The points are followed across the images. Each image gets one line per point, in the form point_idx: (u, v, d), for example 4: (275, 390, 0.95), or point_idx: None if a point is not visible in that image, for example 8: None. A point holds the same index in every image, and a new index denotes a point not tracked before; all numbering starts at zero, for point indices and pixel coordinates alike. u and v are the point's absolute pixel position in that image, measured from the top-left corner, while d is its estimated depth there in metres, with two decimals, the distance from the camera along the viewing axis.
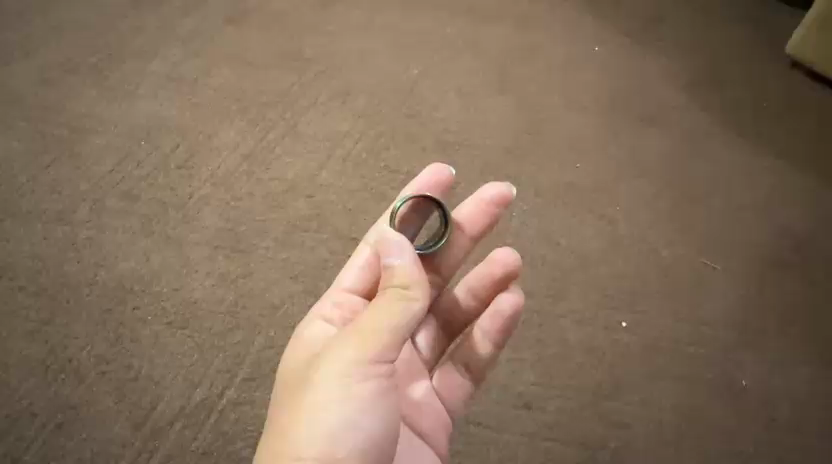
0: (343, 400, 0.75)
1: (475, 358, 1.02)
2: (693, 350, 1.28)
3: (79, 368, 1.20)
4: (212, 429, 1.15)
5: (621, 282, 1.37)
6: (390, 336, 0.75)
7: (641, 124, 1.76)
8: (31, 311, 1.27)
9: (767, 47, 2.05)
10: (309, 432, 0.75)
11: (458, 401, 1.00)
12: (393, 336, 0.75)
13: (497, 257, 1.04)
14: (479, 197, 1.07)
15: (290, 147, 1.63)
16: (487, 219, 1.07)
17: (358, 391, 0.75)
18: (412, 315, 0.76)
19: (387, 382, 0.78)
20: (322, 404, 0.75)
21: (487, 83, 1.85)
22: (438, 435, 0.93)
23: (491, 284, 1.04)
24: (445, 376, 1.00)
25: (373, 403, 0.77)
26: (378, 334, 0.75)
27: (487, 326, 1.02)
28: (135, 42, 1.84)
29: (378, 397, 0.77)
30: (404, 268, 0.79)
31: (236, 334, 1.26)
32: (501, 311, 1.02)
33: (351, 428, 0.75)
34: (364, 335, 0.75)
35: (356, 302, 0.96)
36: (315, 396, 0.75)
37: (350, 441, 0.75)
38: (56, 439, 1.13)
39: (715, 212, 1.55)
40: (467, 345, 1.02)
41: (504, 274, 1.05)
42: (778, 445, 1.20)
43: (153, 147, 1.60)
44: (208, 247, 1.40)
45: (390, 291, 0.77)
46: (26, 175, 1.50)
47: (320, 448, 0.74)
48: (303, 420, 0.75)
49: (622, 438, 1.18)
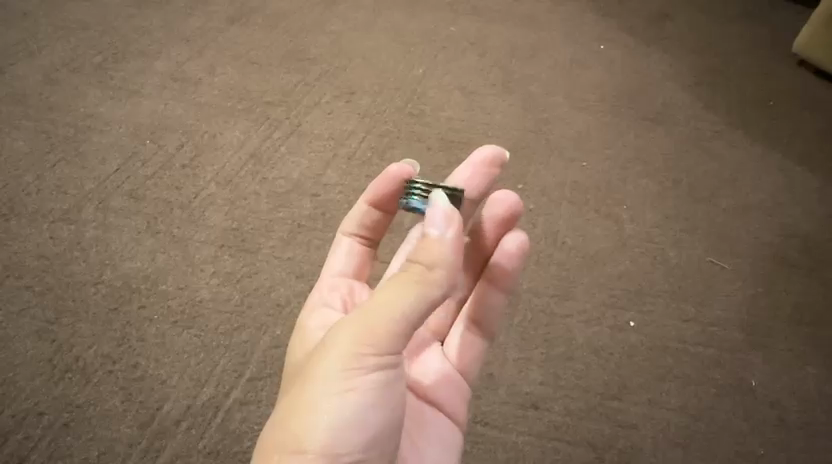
0: (347, 396, 0.71)
1: (485, 314, 0.99)
2: (701, 350, 1.27)
3: (86, 367, 1.19)
4: (218, 428, 1.14)
5: (627, 281, 1.36)
6: (402, 316, 0.71)
7: (647, 123, 1.75)
8: (37, 310, 1.26)
9: (773, 46, 2.05)
10: (310, 430, 0.70)
11: (471, 362, 0.98)
12: (408, 315, 0.71)
13: (496, 200, 1.00)
14: (470, 160, 1.03)
15: (295, 146, 1.63)
16: (485, 181, 1.04)
17: (362, 385, 0.72)
18: (432, 293, 0.72)
19: (395, 364, 0.74)
20: (329, 387, 0.71)
21: (492, 82, 1.84)
22: (453, 403, 0.93)
23: (495, 229, 1.01)
24: (456, 338, 0.99)
25: (375, 397, 0.73)
26: (392, 312, 0.71)
27: (491, 276, 0.99)
28: (140, 42, 1.85)
29: (386, 380, 0.74)
30: (429, 243, 0.73)
31: (242, 334, 1.26)
32: (504, 255, 0.98)
33: (358, 412, 0.72)
34: (375, 316, 0.71)
35: (347, 287, 0.99)
36: (321, 380, 0.71)
37: (357, 425, 0.72)
38: (63, 438, 1.12)
39: (723, 211, 1.53)
40: (474, 300, 1.00)
41: (505, 216, 1.00)
42: (792, 446, 1.18)
43: (158, 146, 1.59)
44: (214, 246, 1.40)
45: (410, 267, 0.73)
46: (31, 174, 1.50)
47: (325, 434, 0.70)
48: (308, 406, 0.71)
49: (632, 438, 1.15)
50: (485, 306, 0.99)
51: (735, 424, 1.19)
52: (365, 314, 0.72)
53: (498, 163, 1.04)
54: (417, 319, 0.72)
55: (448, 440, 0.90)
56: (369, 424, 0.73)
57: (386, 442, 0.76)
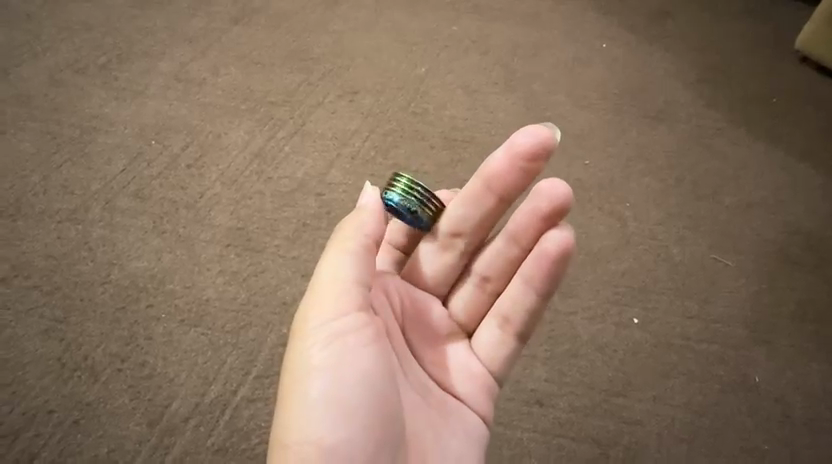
0: (318, 373, 0.75)
1: (520, 316, 0.89)
2: (705, 347, 1.27)
3: (95, 365, 1.21)
4: (226, 426, 1.15)
5: (631, 278, 1.37)
6: (351, 277, 0.76)
7: (649, 121, 1.75)
8: (45, 309, 1.28)
9: (776, 43, 2.05)
10: (297, 419, 0.74)
11: (501, 362, 0.90)
12: (356, 275, 0.77)
13: (541, 193, 0.86)
14: (510, 146, 0.86)
15: (299, 145, 1.64)
16: (522, 171, 0.87)
17: (330, 360, 0.75)
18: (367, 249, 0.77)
19: (367, 329, 0.77)
20: (307, 360, 0.75)
21: (494, 81, 1.85)
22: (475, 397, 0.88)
23: (538, 223, 0.87)
24: (486, 337, 0.90)
25: (354, 364, 0.75)
26: (341, 276, 0.76)
27: (530, 275, 0.87)
28: (143, 43, 1.86)
29: (361, 345, 0.76)
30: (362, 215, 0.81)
31: (248, 332, 1.27)
32: (546, 254, 0.86)
33: (338, 379, 0.74)
34: (328, 283, 0.77)
35: None
36: (301, 357, 0.76)
37: (340, 393, 0.74)
38: (73, 436, 1.13)
39: (726, 208, 1.54)
40: (509, 300, 0.88)
41: (551, 211, 0.86)
42: (796, 442, 1.18)
43: (163, 146, 1.61)
44: (219, 246, 1.41)
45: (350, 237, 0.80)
46: (37, 175, 1.51)
47: (312, 405, 0.73)
48: (294, 383, 0.75)
49: (637, 435, 1.16)
50: (516, 302, 0.88)
51: (739, 419, 1.19)
52: (311, 294, 0.78)
53: (544, 153, 0.85)
54: (361, 279, 0.76)
55: (470, 431, 0.86)
56: (351, 399, 0.74)
57: (382, 419, 0.75)
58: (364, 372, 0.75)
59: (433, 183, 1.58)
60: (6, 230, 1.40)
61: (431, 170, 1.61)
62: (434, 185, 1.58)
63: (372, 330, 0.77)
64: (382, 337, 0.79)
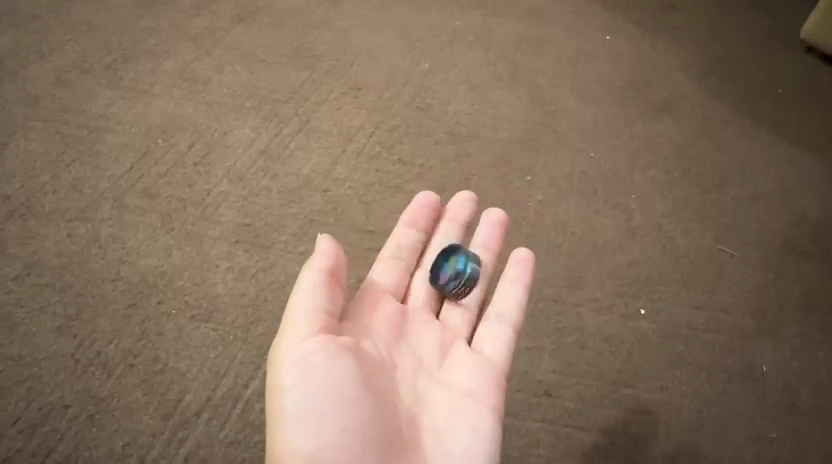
0: (296, 391, 0.76)
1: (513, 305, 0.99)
2: (712, 337, 1.28)
3: (108, 361, 1.22)
4: (238, 419, 1.16)
5: (637, 270, 1.37)
6: (311, 307, 0.79)
7: (653, 113, 1.75)
8: (58, 306, 1.29)
9: (780, 34, 2.05)
10: (280, 441, 0.76)
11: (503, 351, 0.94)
12: (317, 305, 0.79)
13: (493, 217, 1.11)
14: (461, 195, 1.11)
15: (304, 142, 1.65)
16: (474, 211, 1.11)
17: (301, 382, 0.76)
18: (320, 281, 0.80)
19: (337, 348, 0.78)
20: (282, 387, 0.77)
21: (498, 76, 1.85)
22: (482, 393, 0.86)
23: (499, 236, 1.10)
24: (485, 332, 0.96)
25: (326, 381, 0.76)
26: (301, 309, 0.78)
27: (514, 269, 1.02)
28: (148, 42, 1.87)
29: (332, 364, 0.77)
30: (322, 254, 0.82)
31: (258, 327, 1.28)
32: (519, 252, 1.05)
33: (314, 400, 0.76)
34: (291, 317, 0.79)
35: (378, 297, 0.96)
36: (276, 385, 0.77)
37: (318, 412, 0.75)
38: (89, 430, 1.14)
39: (731, 200, 1.54)
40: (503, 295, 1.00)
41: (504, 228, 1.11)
42: (806, 430, 1.18)
43: (170, 145, 1.62)
44: (228, 242, 1.42)
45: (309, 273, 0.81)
46: (47, 174, 1.53)
47: (294, 428, 0.75)
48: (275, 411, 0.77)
49: (645, 424, 1.16)
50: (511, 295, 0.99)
51: (748, 408, 1.19)
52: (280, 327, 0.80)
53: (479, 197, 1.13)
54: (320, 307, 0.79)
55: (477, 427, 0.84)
56: (330, 415, 0.75)
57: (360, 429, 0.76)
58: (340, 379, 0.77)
59: (438, 177, 1.59)
60: (17, 229, 1.42)
61: (436, 165, 1.61)
62: (439, 180, 1.58)
63: (342, 342, 0.79)
64: (352, 352, 0.79)
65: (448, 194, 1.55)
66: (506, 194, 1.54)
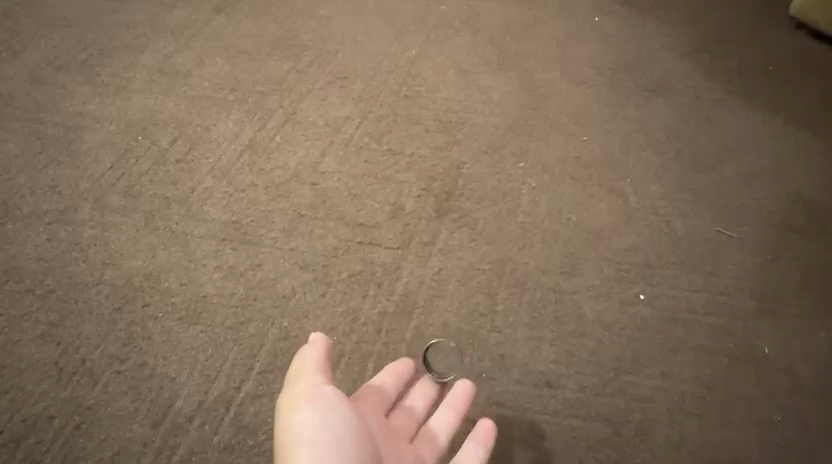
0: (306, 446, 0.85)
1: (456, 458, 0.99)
2: (714, 320, 1.25)
3: (93, 368, 1.18)
4: (232, 423, 1.12)
5: (634, 255, 1.35)
6: (316, 370, 0.92)
7: (646, 95, 1.72)
8: (40, 313, 1.25)
9: (771, 10, 2.01)
10: None
11: None
12: (320, 369, 0.93)
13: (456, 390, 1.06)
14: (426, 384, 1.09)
15: (291, 135, 1.60)
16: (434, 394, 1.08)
17: (313, 437, 0.86)
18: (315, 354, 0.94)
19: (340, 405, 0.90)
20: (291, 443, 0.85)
21: (487, 60, 1.81)
22: None
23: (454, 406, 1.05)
24: None
25: (331, 433, 0.86)
26: (305, 372, 0.92)
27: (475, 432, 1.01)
28: (125, 36, 1.80)
29: (335, 421, 0.88)
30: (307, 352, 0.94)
31: (249, 326, 1.24)
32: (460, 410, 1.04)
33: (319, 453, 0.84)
34: (298, 380, 0.91)
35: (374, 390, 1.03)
36: (285, 441, 0.86)
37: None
38: (76, 440, 1.10)
39: (727, 180, 1.52)
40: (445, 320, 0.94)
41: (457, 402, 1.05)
42: (814, 411, 1.14)
43: (151, 142, 1.56)
44: (215, 240, 1.38)
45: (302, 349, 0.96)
46: (23, 176, 1.47)
47: None
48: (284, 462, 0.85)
49: (648, 411, 1.12)
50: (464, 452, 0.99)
51: (753, 391, 1.16)
52: (287, 389, 0.91)
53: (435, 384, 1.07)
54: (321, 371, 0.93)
55: None
56: None
57: None
58: (343, 426, 0.88)
59: (429, 166, 1.54)
60: None
61: (427, 153, 1.57)
62: (431, 169, 1.54)
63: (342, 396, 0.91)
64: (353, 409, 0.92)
65: (440, 182, 1.51)
66: (499, 182, 1.50)
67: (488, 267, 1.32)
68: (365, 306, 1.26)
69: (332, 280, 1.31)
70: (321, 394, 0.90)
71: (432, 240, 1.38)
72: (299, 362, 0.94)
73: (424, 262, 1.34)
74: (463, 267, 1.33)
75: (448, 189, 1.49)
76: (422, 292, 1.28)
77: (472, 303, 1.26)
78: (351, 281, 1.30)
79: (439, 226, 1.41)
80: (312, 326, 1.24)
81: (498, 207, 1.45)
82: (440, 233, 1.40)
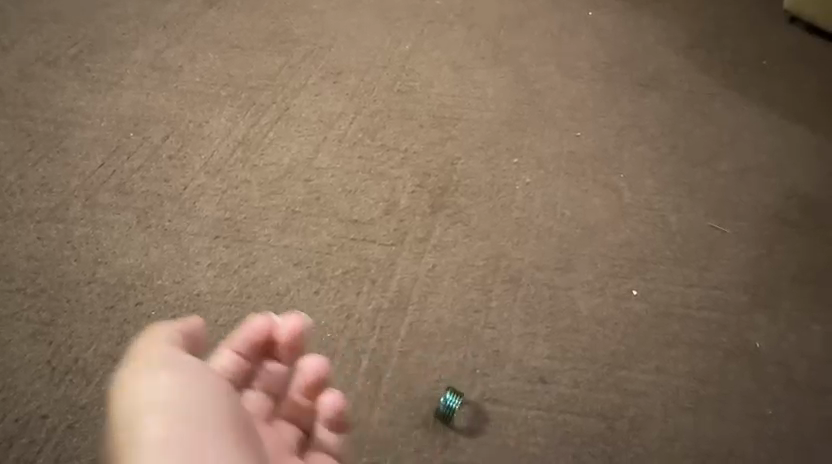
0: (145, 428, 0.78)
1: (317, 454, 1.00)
2: (707, 315, 1.25)
3: (86, 367, 1.17)
4: None
5: (628, 250, 1.35)
6: (169, 349, 0.84)
7: (640, 89, 1.72)
8: (32, 312, 1.23)
9: (765, 5, 2.01)
10: None
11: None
12: (174, 348, 0.85)
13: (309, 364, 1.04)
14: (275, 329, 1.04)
15: (284, 131, 1.59)
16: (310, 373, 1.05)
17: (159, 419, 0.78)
18: (172, 330, 0.87)
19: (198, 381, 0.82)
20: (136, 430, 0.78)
21: (481, 55, 1.80)
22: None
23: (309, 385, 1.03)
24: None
25: (177, 412, 0.79)
26: (151, 352, 0.83)
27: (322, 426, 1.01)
28: (116, 31, 1.78)
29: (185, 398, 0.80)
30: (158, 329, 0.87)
31: (244, 324, 1.23)
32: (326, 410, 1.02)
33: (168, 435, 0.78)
34: (143, 359, 0.83)
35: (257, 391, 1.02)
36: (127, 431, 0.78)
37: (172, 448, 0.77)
38: (69, 440, 1.09)
39: (721, 175, 1.52)
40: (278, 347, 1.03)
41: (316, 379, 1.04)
42: (807, 404, 1.15)
43: (142, 139, 1.55)
44: (208, 238, 1.37)
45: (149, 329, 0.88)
46: (13, 173, 1.46)
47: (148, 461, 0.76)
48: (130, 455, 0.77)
49: (642, 406, 1.11)
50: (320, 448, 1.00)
51: (746, 385, 1.16)
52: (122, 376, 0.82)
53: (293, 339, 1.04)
54: (177, 348, 0.85)
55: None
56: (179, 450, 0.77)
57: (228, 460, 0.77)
58: (196, 402, 0.80)
59: (424, 161, 1.54)
60: None
61: (421, 149, 1.57)
62: (425, 164, 1.53)
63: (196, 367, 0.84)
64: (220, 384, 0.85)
65: (435, 178, 1.50)
66: (494, 177, 1.50)
67: (482, 263, 1.32)
68: (359, 303, 1.25)
69: (325, 276, 1.30)
70: (197, 370, 0.84)
71: (427, 236, 1.38)
72: (146, 339, 0.85)
73: (419, 258, 1.33)
74: (457, 263, 1.32)
75: (442, 185, 1.48)
76: (416, 289, 1.28)
77: (466, 299, 1.26)
78: (345, 278, 1.30)
79: (433, 222, 1.41)
80: (306, 322, 1.22)
81: (492, 203, 1.44)
82: (435, 229, 1.39)
